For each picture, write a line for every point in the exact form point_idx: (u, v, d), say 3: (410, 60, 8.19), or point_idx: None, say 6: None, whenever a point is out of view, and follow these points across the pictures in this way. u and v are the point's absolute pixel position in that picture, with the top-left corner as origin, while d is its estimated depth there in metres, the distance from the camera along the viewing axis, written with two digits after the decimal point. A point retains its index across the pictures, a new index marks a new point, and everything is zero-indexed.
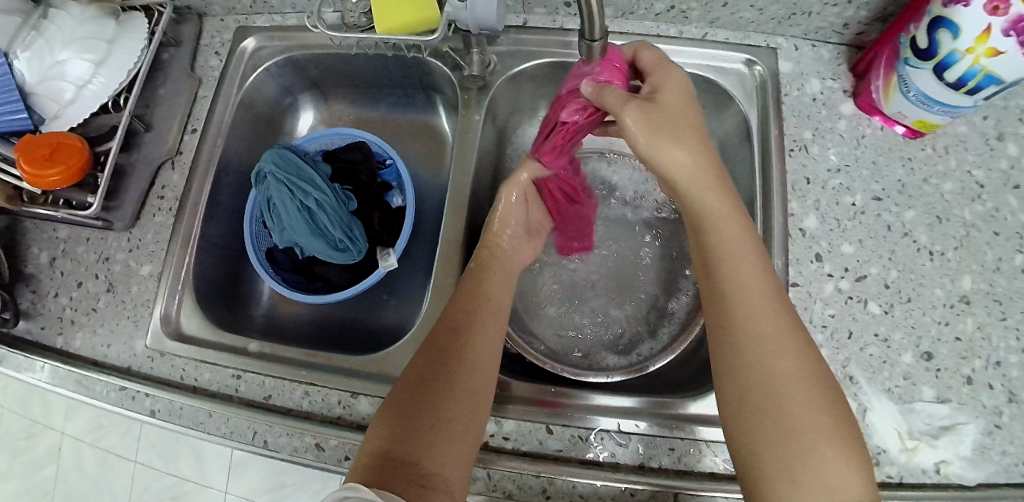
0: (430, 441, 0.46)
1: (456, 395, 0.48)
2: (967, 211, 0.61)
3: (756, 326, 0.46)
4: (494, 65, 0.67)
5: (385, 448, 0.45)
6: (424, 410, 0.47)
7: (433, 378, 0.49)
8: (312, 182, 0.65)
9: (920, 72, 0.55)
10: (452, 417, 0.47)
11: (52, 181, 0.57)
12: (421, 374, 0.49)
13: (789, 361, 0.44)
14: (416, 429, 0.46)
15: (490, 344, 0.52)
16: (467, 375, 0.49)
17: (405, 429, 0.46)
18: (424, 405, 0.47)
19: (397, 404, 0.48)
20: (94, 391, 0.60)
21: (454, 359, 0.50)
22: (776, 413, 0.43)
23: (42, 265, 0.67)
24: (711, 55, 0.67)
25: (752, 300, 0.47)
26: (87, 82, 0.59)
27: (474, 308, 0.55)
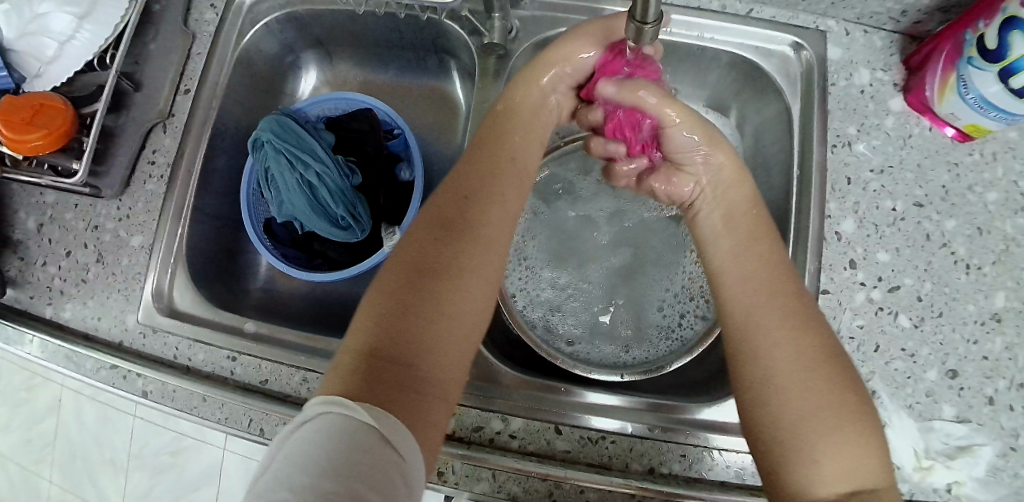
0: (423, 350, 0.39)
1: (455, 292, 0.42)
2: (1009, 224, 0.57)
3: (762, 300, 0.45)
4: (516, 32, 0.62)
5: (376, 341, 0.38)
6: (419, 302, 0.40)
7: (433, 270, 0.42)
8: (313, 154, 0.61)
9: (983, 74, 0.49)
10: (450, 317, 0.41)
11: (33, 145, 0.53)
12: (415, 261, 0.42)
13: (798, 343, 0.42)
14: (411, 324, 0.39)
15: (495, 234, 0.46)
16: (468, 272, 0.43)
17: (399, 319, 0.39)
18: (420, 298, 0.40)
19: (388, 294, 0.41)
20: (84, 368, 0.58)
21: (455, 249, 0.43)
22: (785, 379, 0.41)
23: (29, 230, 0.63)
24: (754, 35, 0.61)
25: (757, 273, 0.46)
26: (69, 37, 0.55)
27: (479, 198, 0.47)
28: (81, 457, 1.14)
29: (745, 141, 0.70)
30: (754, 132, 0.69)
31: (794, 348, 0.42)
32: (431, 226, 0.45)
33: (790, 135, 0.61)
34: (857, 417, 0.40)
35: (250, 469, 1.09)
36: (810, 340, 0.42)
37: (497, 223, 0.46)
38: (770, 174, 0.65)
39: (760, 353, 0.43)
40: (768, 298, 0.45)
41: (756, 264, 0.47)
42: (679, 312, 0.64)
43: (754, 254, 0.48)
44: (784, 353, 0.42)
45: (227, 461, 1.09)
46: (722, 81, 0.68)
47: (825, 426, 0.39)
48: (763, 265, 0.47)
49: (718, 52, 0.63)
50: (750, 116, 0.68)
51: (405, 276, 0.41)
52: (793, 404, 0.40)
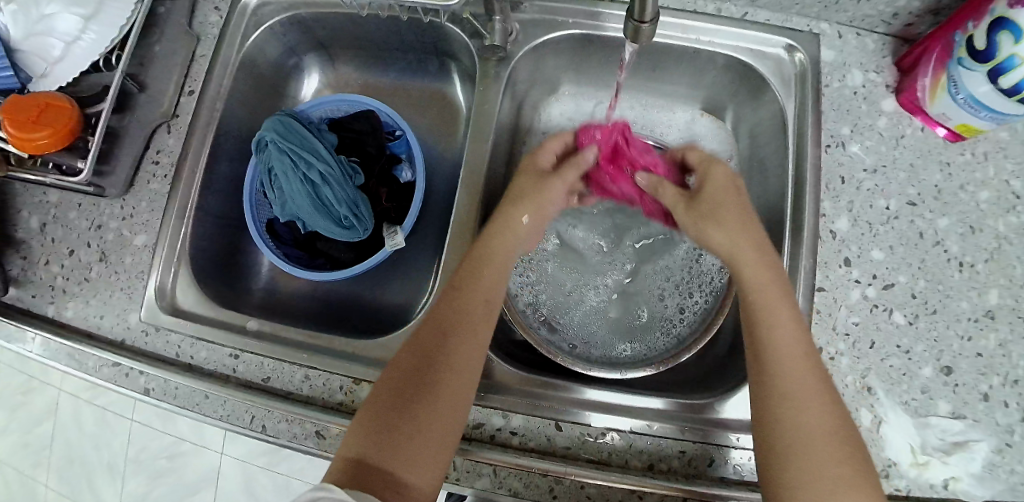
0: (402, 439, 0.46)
1: (432, 407, 0.47)
2: (1001, 222, 0.58)
3: (789, 372, 0.46)
4: (516, 34, 0.63)
5: (360, 451, 0.45)
6: (398, 418, 0.46)
7: (414, 388, 0.48)
8: (316, 153, 0.61)
9: (973, 74, 0.51)
10: (427, 429, 0.46)
11: (39, 144, 0.54)
12: (399, 380, 0.48)
13: (817, 416, 0.45)
14: (392, 438, 0.46)
15: (472, 353, 0.50)
16: (444, 389, 0.48)
17: (382, 430, 0.46)
18: (400, 413, 0.47)
19: (372, 410, 0.47)
20: (87, 366, 0.58)
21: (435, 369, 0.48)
22: (801, 446, 0.44)
23: (32, 230, 0.63)
24: (749, 37, 0.63)
25: (784, 348, 0.47)
26: (76, 37, 0.56)
27: (453, 315, 0.51)
28: (78, 460, 1.14)
29: (741, 142, 0.71)
30: (750, 134, 0.70)
31: (812, 418, 0.45)
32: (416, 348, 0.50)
33: (785, 135, 0.62)
34: (861, 480, 0.43)
35: (248, 473, 1.08)
36: (813, 389, 0.46)
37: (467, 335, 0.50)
38: (766, 175, 0.66)
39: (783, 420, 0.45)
40: (791, 360, 0.47)
41: (792, 339, 0.48)
42: (674, 311, 0.66)
43: (791, 336, 0.48)
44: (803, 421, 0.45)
45: (225, 465, 1.09)
46: (717, 83, 0.69)
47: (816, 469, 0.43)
48: (795, 338, 0.48)
49: (714, 55, 0.64)
50: (746, 118, 0.69)
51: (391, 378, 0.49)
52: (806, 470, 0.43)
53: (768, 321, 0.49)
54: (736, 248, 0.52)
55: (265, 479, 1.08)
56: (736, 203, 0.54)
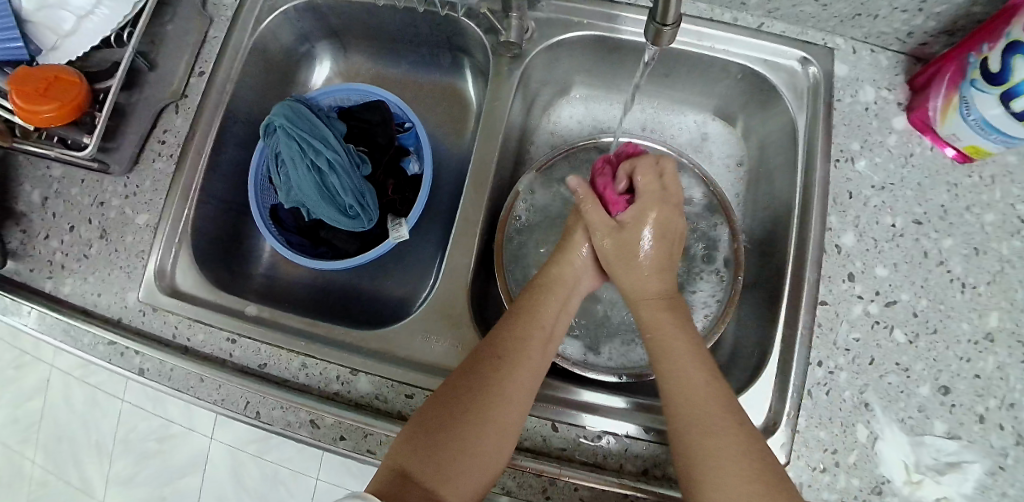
0: (449, 451, 0.45)
1: (481, 427, 0.46)
2: (1005, 245, 0.58)
3: (674, 387, 0.49)
4: (531, 33, 0.63)
5: (408, 465, 0.45)
6: (451, 436, 0.46)
7: (469, 407, 0.47)
8: (325, 140, 0.61)
9: (985, 97, 0.51)
10: (475, 453, 0.46)
11: (45, 117, 0.53)
12: (454, 396, 0.48)
13: (718, 428, 0.46)
14: (442, 456, 0.45)
15: (528, 381, 0.50)
16: (497, 416, 0.47)
17: (433, 445, 0.45)
18: (452, 432, 0.46)
19: (423, 425, 0.47)
20: (82, 344, 0.58)
21: (488, 391, 0.48)
22: (693, 451, 0.45)
23: (34, 204, 0.63)
24: (763, 48, 0.63)
25: (676, 372, 0.50)
26: (89, 12, 0.55)
27: (513, 342, 0.51)
28: (65, 438, 1.13)
29: (750, 153, 0.71)
30: (760, 145, 0.70)
31: (696, 426, 0.46)
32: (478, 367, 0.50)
33: (794, 148, 0.62)
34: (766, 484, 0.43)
35: (237, 460, 1.08)
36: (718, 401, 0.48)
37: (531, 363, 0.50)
38: (773, 186, 0.66)
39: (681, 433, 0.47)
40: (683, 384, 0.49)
41: (680, 357, 0.50)
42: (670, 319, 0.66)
43: (688, 361, 0.50)
44: (689, 428, 0.46)
45: (214, 450, 1.08)
46: (729, 92, 0.69)
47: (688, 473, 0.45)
48: (687, 362, 0.50)
49: (727, 64, 0.64)
50: (756, 129, 0.69)
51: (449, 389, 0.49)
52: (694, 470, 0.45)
53: (665, 348, 0.51)
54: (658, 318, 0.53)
55: (253, 466, 1.07)
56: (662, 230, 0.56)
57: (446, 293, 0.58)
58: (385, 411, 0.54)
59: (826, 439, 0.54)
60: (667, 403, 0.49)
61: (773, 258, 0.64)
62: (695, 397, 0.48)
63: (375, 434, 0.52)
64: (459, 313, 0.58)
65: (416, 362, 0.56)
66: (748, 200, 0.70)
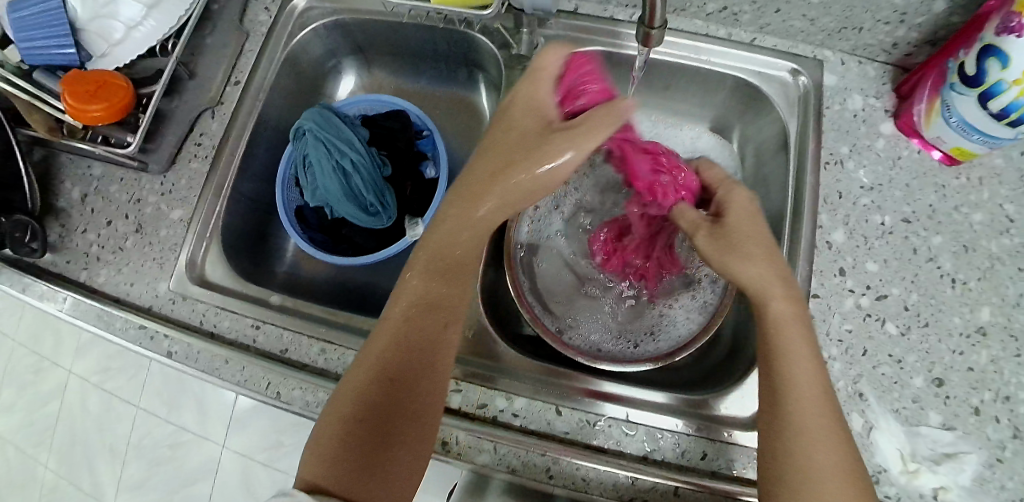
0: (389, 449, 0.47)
1: (407, 428, 0.48)
2: (994, 244, 0.61)
3: (802, 379, 0.46)
4: (540, 47, 0.67)
5: (337, 473, 0.45)
6: (382, 438, 0.47)
7: (392, 410, 0.48)
8: (349, 144, 0.66)
9: (965, 98, 0.54)
10: (407, 452, 0.48)
11: (93, 116, 0.58)
12: (370, 404, 0.47)
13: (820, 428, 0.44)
14: (377, 453, 0.47)
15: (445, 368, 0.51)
16: (425, 411, 0.49)
17: (368, 448, 0.47)
18: (381, 443, 0.47)
19: (352, 430, 0.47)
20: (115, 327, 0.61)
21: (409, 393, 0.49)
22: (807, 454, 0.44)
23: (75, 201, 0.67)
24: (757, 60, 0.67)
25: (802, 362, 0.46)
26: (138, 24, 0.61)
27: (430, 330, 0.51)
28: (80, 442, 1.16)
29: (747, 161, 0.75)
30: (755, 152, 0.73)
31: (815, 427, 0.44)
32: (395, 360, 0.49)
33: (787, 153, 0.66)
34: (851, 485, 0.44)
35: (248, 466, 1.09)
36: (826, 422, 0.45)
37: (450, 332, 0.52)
38: (768, 189, 0.69)
39: (793, 438, 0.44)
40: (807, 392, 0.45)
41: (802, 351, 0.46)
42: (671, 315, 0.68)
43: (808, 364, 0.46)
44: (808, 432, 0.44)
45: (226, 455, 1.10)
46: (726, 102, 0.72)
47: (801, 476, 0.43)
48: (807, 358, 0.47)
49: (722, 75, 0.68)
50: (751, 137, 0.73)
51: (374, 381, 0.48)
52: (808, 475, 0.43)
53: (789, 349, 0.47)
54: (767, 282, 0.49)
55: (263, 474, 1.09)
56: (761, 238, 0.52)
57: None
58: None
59: None
60: (791, 387, 0.46)
61: None
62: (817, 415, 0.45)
63: None
64: None
65: None
66: None
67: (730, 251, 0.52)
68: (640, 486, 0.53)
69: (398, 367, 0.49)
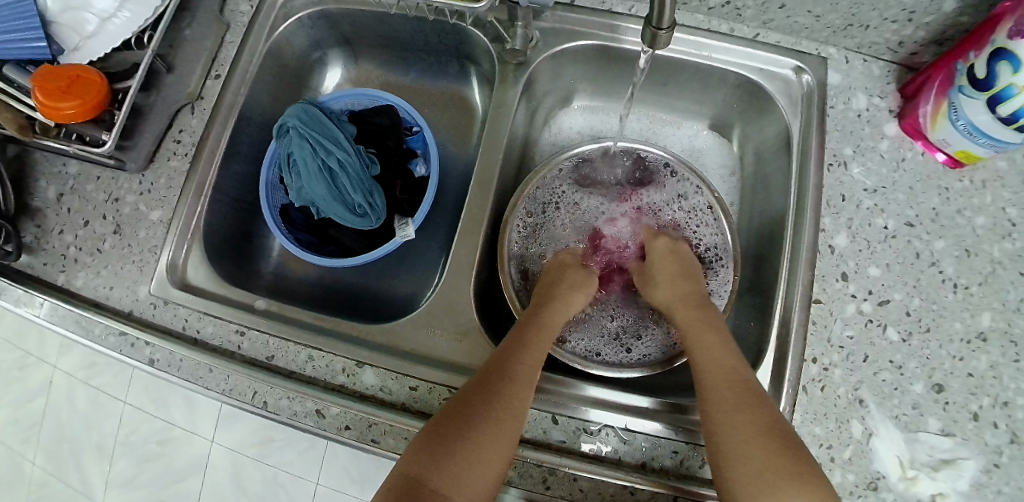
0: (463, 453, 0.46)
1: (483, 433, 0.47)
2: (996, 248, 0.60)
3: (721, 390, 0.51)
4: (537, 41, 0.65)
5: (417, 470, 0.45)
6: (459, 441, 0.46)
7: (471, 411, 0.48)
8: (336, 142, 0.63)
9: (973, 101, 0.53)
10: (483, 455, 0.46)
11: (66, 114, 0.55)
12: (457, 408, 0.49)
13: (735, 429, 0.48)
14: (450, 456, 0.45)
15: (527, 391, 0.50)
16: (503, 423, 0.48)
17: (440, 448, 0.46)
18: (456, 436, 0.46)
19: (433, 432, 0.47)
20: (94, 334, 0.59)
21: (497, 398, 0.49)
22: (733, 452, 0.47)
23: (49, 200, 0.64)
24: (760, 57, 0.65)
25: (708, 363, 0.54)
26: (112, 15, 0.58)
27: (515, 356, 0.52)
28: (65, 440, 1.13)
29: (747, 159, 0.73)
30: (755, 150, 0.72)
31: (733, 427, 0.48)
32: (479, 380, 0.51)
33: (789, 153, 0.64)
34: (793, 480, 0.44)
35: (237, 463, 1.07)
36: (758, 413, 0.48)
37: (527, 368, 0.52)
38: (769, 190, 0.68)
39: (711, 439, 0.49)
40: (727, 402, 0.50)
41: (717, 356, 0.54)
42: (667, 321, 0.67)
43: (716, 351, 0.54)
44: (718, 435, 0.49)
45: (214, 453, 1.08)
46: (727, 99, 0.70)
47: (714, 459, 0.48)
48: (721, 351, 0.54)
49: (724, 72, 0.66)
50: (752, 135, 0.71)
51: (459, 397, 0.50)
52: (724, 475, 0.47)
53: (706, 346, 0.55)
54: (673, 302, 0.62)
55: (253, 469, 1.07)
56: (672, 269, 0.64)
57: (451, 290, 0.60)
58: (389, 402, 0.55)
59: (821, 434, 0.55)
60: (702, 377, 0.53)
61: (769, 261, 0.65)
62: (733, 410, 0.49)
63: (379, 424, 0.53)
64: (464, 310, 0.59)
65: (421, 355, 0.58)
66: (745, 204, 0.72)
67: (648, 284, 0.65)
68: (639, 495, 0.52)
69: (479, 383, 0.50)
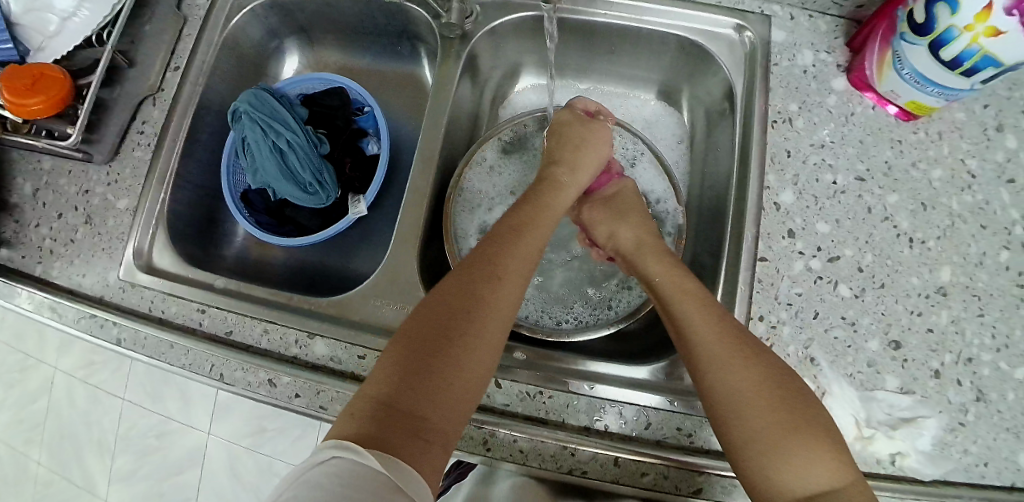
0: (449, 368, 0.45)
1: (472, 345, 0.47)
2: (955, 201, 0.58)
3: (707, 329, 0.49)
4: (476, 16, 0.66)
5: (388, 398, 0.42)
6: (436, 355, 0.45)
7: (451, 332, 0.47)
8: (285, 123, 0.65)
9: (915, 48, 0.52)
10: (460, 372, 0.45)
11: (32, 110, 0.58)
12: (421, 347, 0.46)
13: (758, 415, 0.44)
14: (426, 378, 0.44)
15: (508, 298, 0.52)
16: (488, 328, 0.48)
17: (421, 372, 0.44)
18: (436, 360, 0.45)
19: (412, 350, 0.45)
20: (66, 317, 0.62)
21: (471, 317, 0.48)
22: (725, 396, 0.46)
23: (25, 195, 0.68)
24: (698, 18, 0.64)
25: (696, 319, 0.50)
26: (71, 15, 0.61)
27: (488, 263, 0.53)
28: (71, 437, 1.18)
29: (697, 125, 0.72)
30: (705, 115, 0.71)
31: (738, 393, 0.45)
32: (455, 293, 0.50)
33: (735, 115, 0.64)
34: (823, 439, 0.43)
35: (234, 454, 1.11)
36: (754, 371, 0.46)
37: (514, 272, 0.53)
38: (717, 156, 0.67)
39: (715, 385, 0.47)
40: (737, 398, 0.45)
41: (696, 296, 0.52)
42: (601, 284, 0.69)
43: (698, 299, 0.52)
44: (733, 390, 0.46)
45: (210, 445, 1.12)
46: (674, 63, 0.70)
47: (727, 405, 0.45)
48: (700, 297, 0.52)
49: (665, 35, 0.66)
50: (701, 100, 0.70)
51: (432, 311, 0.48)
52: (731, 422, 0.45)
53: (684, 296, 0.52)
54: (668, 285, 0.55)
55: (248, 461, 1.10)
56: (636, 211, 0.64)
57: (398, 263, 0.61)
58: (338, 371, 0.56)
59: None
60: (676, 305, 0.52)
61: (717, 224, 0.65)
62: (727, 366, 0.47)
63: (327, 391, 0.55)
64: (410, 281, 0.60)
65: (371, 325, 0.59)
66: (697, 172, 0.72)
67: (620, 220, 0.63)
68: (578, 456, 0.52)
69: (457, 296, 0.49)
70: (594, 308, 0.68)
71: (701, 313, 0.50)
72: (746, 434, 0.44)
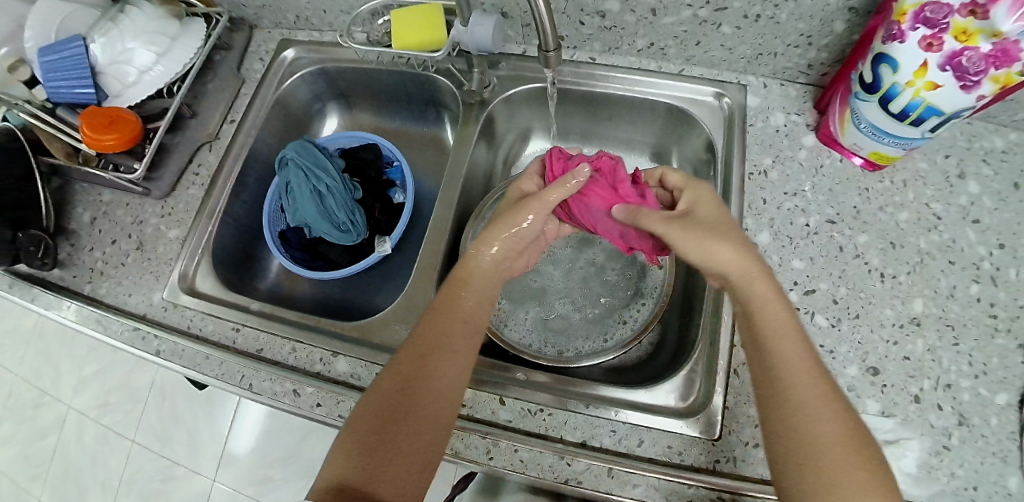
0: (400, 441, 0.49)
1: (423, 417, 0.50)
2: (923, 240, 0.65)
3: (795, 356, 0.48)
4: (492, 86, 0.77)
5: (344, 475, 0.47)
6: (389, 427, 0.49)
7: (402, 405, 0.50)
8: (325, 171, 0.74)
9: (869, 104, 0.60)
10: (410, 444, 0.49)
11: (106, 144, 0.67)
12: (375, 419, 0.50)
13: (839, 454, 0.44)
14: (379, 451, 0.48)
15: (461, 364, 0.54)
16: (440, 400, 0.52)
17: (376, 444, 0.49)
18: (389, 434, 0.49)
19: (371, 422, 0.50)
20: (110, 330, 0.67)
21: (420, 390, 0.51)
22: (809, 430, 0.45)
23: (84, 223, 0.75)
24: (682, 90, 0.75)
25: (783, 341, 0.49)
26: (149, 69, 0.70)
27: (437, 330, 0.55)
28: (70, 478, 1.18)
29: None
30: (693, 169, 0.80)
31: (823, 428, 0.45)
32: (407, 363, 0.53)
33: (715, 168, 0.73)
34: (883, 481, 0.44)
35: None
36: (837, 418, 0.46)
37: (466, 337, 0.55)
38: None
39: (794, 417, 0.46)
40: (819, 434, 0.45)
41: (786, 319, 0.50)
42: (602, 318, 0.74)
43: (784, 317, 0.51)
44: (809, 422, 0.45)
45: (214, 491, 1.11)
46: (663, 128, 0.80)
47: (798, 441, 0.45)
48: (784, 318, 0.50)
49: (655, 103, 0.76)
50: (688, 157, 0.80)
51: (389, 381, 0.52)
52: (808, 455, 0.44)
53: (764, 310, 0.51)
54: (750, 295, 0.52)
55: None
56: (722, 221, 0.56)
57: (414, 289, 0.67)
58: (357, 386, 0.60)
59: None
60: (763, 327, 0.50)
61: None
62: (807, 403, 0.46)
63: (346, 401, 0.59)
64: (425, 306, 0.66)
65: (390, 346, 0.64)
66: None
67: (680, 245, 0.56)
68: (575, 467, 0.55)
69: (408, 368, 0.52)
70: (595, 340, 0.72)
71: (793, 347, 0.48)
72: (820, 474, 0.44)
